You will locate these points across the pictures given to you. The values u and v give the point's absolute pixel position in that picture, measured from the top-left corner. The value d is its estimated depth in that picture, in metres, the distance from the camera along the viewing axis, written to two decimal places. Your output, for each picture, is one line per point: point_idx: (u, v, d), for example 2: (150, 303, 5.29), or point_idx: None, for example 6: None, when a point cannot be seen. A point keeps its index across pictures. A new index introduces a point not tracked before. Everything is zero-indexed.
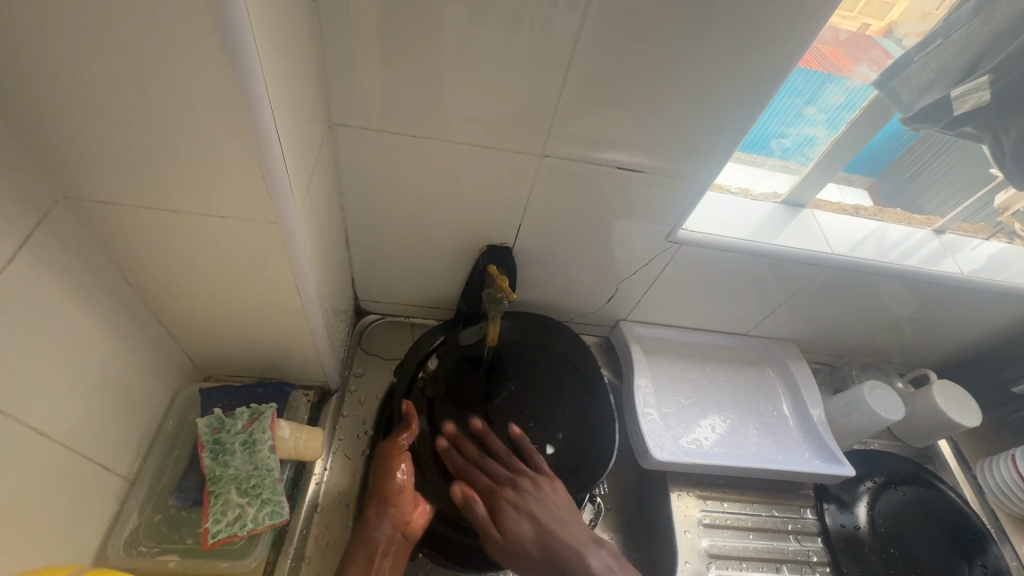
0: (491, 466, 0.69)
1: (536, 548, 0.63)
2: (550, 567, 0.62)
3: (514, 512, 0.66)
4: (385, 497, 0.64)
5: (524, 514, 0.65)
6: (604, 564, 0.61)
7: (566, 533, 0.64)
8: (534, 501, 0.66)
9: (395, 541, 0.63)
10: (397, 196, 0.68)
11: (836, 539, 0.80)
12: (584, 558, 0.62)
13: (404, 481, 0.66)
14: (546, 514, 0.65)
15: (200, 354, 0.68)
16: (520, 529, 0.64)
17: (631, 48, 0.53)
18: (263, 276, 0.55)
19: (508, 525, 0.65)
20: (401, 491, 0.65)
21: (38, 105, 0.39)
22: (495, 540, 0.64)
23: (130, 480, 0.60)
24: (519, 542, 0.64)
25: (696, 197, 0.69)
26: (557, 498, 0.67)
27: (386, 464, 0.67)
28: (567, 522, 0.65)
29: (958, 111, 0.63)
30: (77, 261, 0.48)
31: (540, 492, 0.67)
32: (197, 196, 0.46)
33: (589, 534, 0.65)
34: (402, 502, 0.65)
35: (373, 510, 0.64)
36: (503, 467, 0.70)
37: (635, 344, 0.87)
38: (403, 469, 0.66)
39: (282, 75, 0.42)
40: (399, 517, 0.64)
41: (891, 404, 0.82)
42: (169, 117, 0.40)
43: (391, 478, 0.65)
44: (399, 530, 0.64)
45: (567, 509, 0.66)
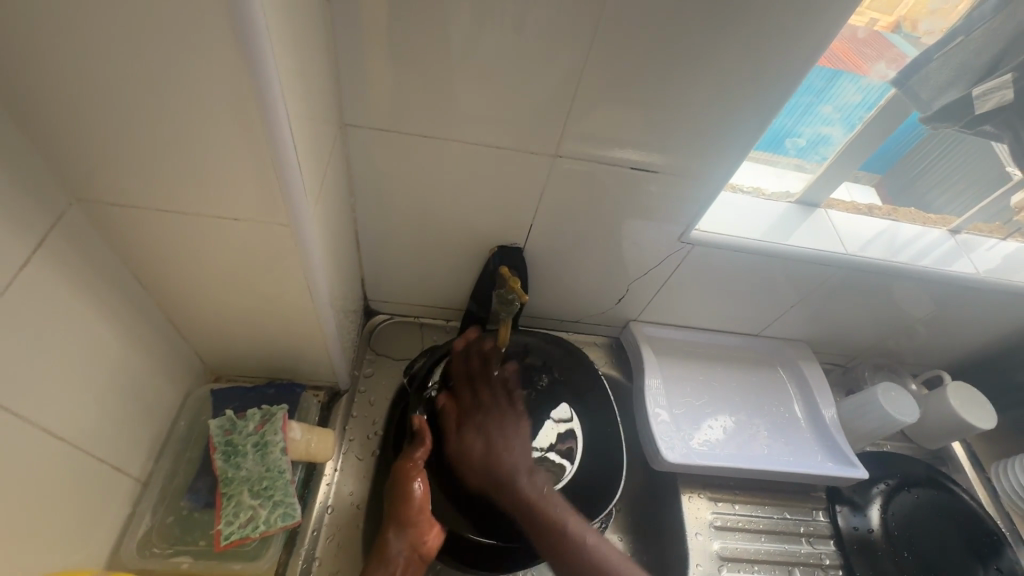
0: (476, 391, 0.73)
1: (481, 461, 0.68)
2: (487, 478, 0.67)
3: (474, 429, 0.70)
4: (404, 517, 0.63)
5: (482, 432, 0.70)
6: (530, 488, 0.66)
7: (511, 459, 0.68)
8: (496, 425, 0.71)
9: (413, 561, 0.63)
10: (408, 196, 0.68)
11: (848, 542, 0.80)
12: (518, 481, 0.66)
13: (421, 500, 0.64)
14: (501, 439, 0.70)
15: (211, 355, 0.68)
16: (473, 443, 0.69)
17: (646, 47, 0.53)
18: (274, 277, 0.55)
19: (465, 438, 0.70)
20: (420, 510, 0.64)
21: (51, 106, 0.38)
22: (449, 442, 0.69)
23: (143, 481, 0.60)
24: (464, 450, 0.69)
25: (710, 197, 0.68)
26: (516, 436, 0.71)
27: (401, 483, 0.65)
28: (515, 452, 0.69)
29: (981, 109, 0.64)
30: (90, 264, 0.48)
31: (504, 422, 0.72)
32: (208, 198, 0.46)
33: (529, 464, 0.69)
34: (420, 522, 0.64)
35: (392, 531, 0.63)
36: (487, 394, 0.73)
37: (646, 345, 0.87)
38: (418, 486, 0.64)
39: (295, 75, 0.41)
40: (416, 538, 0.63)
41: (905, 406, 0.81)
42: (182, 119, 0.40)
43: (410, 499, 0.64)
44: (417, 550, 0.63)
45: (520, 444, 0.70)
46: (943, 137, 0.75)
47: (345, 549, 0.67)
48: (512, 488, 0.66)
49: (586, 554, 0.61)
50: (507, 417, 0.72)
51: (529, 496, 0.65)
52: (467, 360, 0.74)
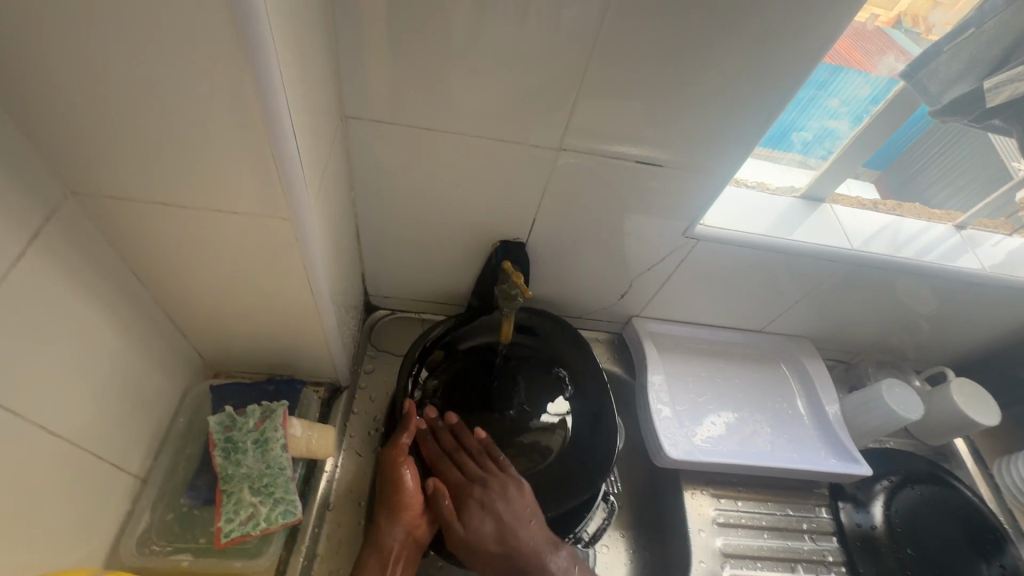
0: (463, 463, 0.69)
1: (496, 546, 0.64)
2: (508, 563, 0.64)
3: (479, 510, 0.65)
4: (396, 503, 0.64)
5: (488, 513, 0.65)
6: (557, 567, 0.63)
7: (527, 536, 0.64)
8: (501, 500, 0.66)
9: (408, 546, 0.63)
10: (410, 190, 0.67)
11: (851, 539, 0.80)
12: (542, 560, 0.63)
13: (412, 487, 0.65)
14: (510, 514, 0.65)
15: (210, 351, 0.67)
16: (482, 527, 0.64)
17: (653, 39, 0.52)
18: (273, 272, 0.54)
19: (472, 521, 0.65)
20: (412, 495, 0.65)
21: (45, 97, 0.37)
22: (457, 531, 0.65)
23: (142, 478, 0.60)
24: (475, 537, 0.64)
25: (716, 192, 0.67)
26: (524, 504, 0.66)
27: (390, 470, 0.65)
28: (528, 524, 0.65)
29: (992, 102, 0.62)
30: (86, 259, 0.47)
31: (508, 494, 0.66)
32: (206, 191, 0.45)
33: (546, 537, 0.65)
34: (412, 509, 0.64)
35: (384, 517, 0.63)
36: (475, 465, 0.69)
37: (648, 341, 0.86)
38: (409, 475, 0.65)
39: (295, 65, 0.40)
40: (410, 521, 0.64)
41: (910, 403, 0.81)
42: (179, 111, 0.39)
43: (401, 486, 0.65)
44: (410, 534, 0.63)
45: (530, 512, 0.66)
46: (946, 131, 0.73)
47: (346, 546, 0.67)
48: (539, 570, 0.62)
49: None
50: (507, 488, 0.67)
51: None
52: (439, 440, 0.72)
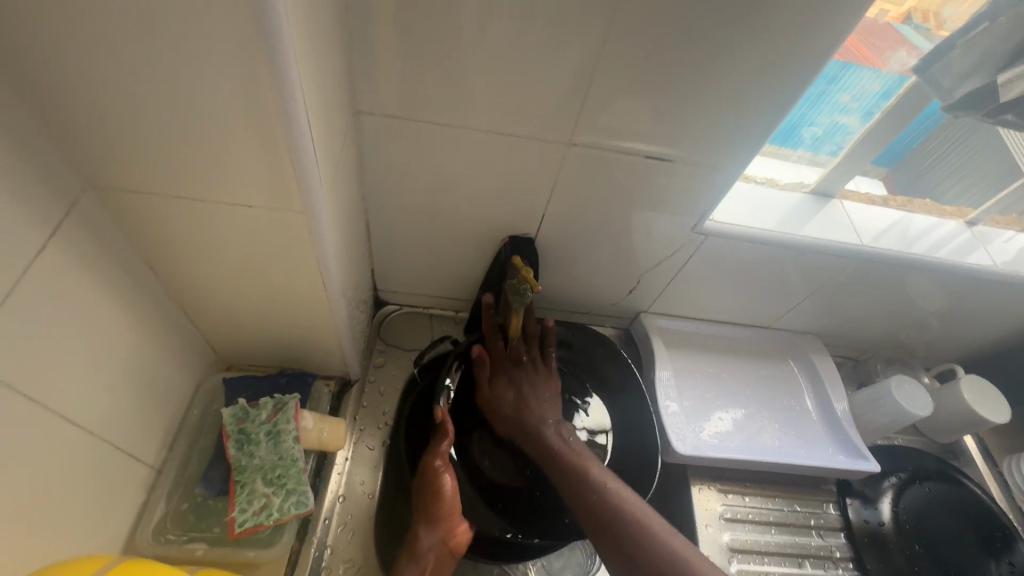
0: (509, 339, 0.76)
1: (510, 411, 0.72)
2: (516, 427, 0.71)
3: (507, 380, 0.73)
4: (433, 511, 0.61)
5: (514, 384, 0.73)
6: (554, 436, 0.69)
7: (539, 410, 0.72)
8: (528, 379, 0.74)
9: (444, 555, 0.61)
10: (420, 185, 0.67)
11: (859, 535, 0.80)
12: (545, 429, 0.70)
13: (451, 495, 0.62)
14: (531, 391, 0.73)
15: (223, 344, 0.68)
16: (504, 392, 0.72)
17: (664, 34, 0.52)
18: (286, 266, 0.55)
19: (496, 388, 0.73)
20: (451, 505, 0.62)
21: (67, 92, 0.38)
22: (483, 392, 0.73)
23: (157, 469, 0.60)
24: (495, 396, 0.72)
25: (725, 187, 0.67)
26: (547, 390, 0.74)
27: (429, 480, 0.62)
28: (544, 404, 0.73)
29: (1007, 96, 0.59)
30: (103, 251, 0.48)
31: (535, 378, 0.75)
32: (221, 185, 0.46)
33: (555, 415, 0.72)
34: (451, 516, 0.61)
35: (422, 527, 0.61)
36: (519, 346, 0.76)
37: (656, 337, 0.87)
38: (448, 480, 0.63)
39: (311, 61, 0.41)
40: (446, 532, 0.61)
41: (919, 400, 0.81)
42: (197, 104, 0.39)
43: (441, 496, 0.61)
44: (447, 543, 0.61)
45: (549, 397, 0.74)
46: (956, 126, 0.73)
47: (358, 537, 0.68)
48: (538, 434, 0.70)
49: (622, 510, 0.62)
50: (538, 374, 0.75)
51: (552, 443, 0.69)
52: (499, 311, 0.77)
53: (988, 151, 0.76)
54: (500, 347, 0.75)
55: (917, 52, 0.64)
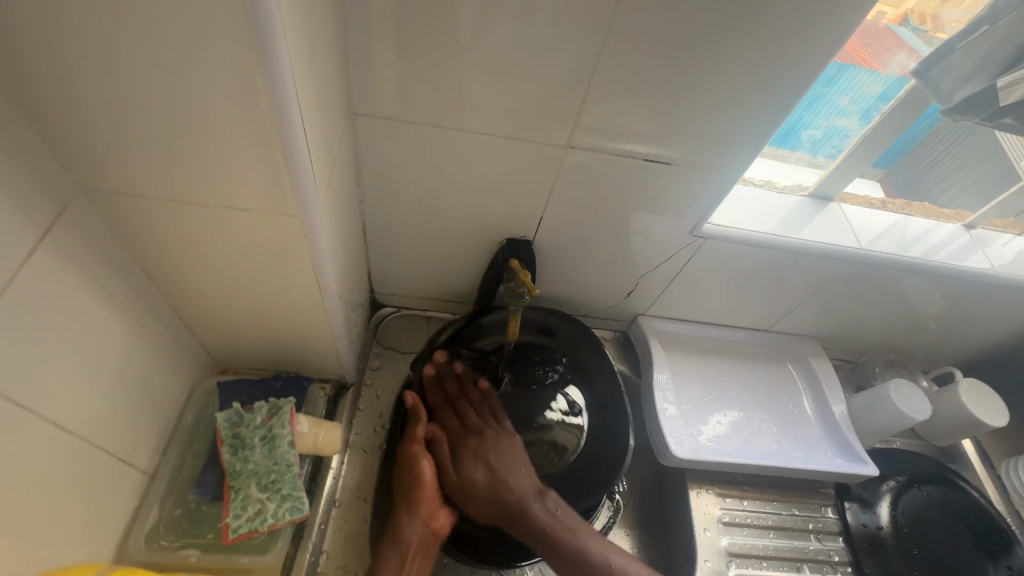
0: (460, 413, 0.74)
1: (487, 492, 0.68)
2: (497, 509, 0.67)
3: (472, 459, 0.70)
4: (415, 495, 0.65)
5: (481, 459, 0.70)
6: (541, 512, 0.66)
7: (516, 484, 0.68)
8: (494, 450, 0.70)
9: (427, 539, 0.64)
10: (417, 188, 0.67)
11: (858, 539, 0.79)
12: (528, 505, 0.66)
13: (429, 480, 0.66)
14: (501, 464, 0.69)
15: (219, 347, 0.68)
16: (474, 472, 0.69)
17: (664, 37, 0.51)
18: (282, 269, 0.54)
19: (465, 469, 0.70)
20: (431, 487, 0.66)
21: (58, 94, 0.38)
22: (450, 476, 0.69)
23: (150, 473, 0.60)
24: (468, 481, 0.69)
25: (724, 190, 0.67)
26: (513, 454, 0.70)
27: (409, 467, 0.67)
28: (519, 474, 0.69)
29: (1006, 101, 0.59)
30: (96, 255, 0.47)
31: (500, 445, 0.71)
32: (215, 189, 0.45)
33: (534, 485, 0.68)
34: (430, 501, 0.66)
35: (404, 512, 0.64)
36: (473, 416, 0.73)
37: (654, 339, 0.86)
38: (427, 466, 0.67)
39: (306, 63, 0.40)
40: (428, 516, 0.65)
41: (915, 403, 0.80)
42: (189, 107, 0.39)
43: (421, 481, 0.66)
44: (429, 527, 0.64)
45: (520, 464, 0.70)
46: (951, 130, 0.73)
47: (353, 542, 0.67)
48: (524, 514, 0.66)
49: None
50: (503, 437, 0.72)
51: (542, 522, 0.65)
52: (441, 385, 0.75)
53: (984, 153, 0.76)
54: (450, 423, 0.73)
55: (915, 56, 0.63)
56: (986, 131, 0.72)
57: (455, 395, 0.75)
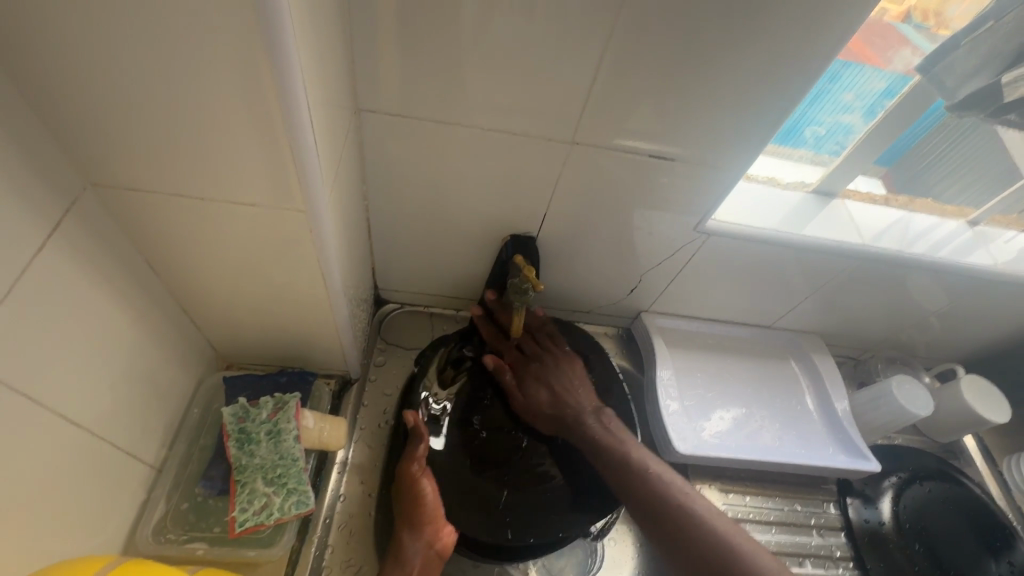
0: (521, 344, 0.79)
1: (549, 408, 0.74)
2: (557, 424, 0.73)
3: (535, 381, 0.75)
4: (416, 516, 0.63)
5: (542, 380, 0.75)
6: (596, 425, 0.72)
7: (575, 400, 0.75)
8: (553, 372, 0.76)
9: (430, 560, 0.62)
10: (421, 184, 0.67)
11: (859, 534, 0.80)
12: (585, 418, 0.73)
13: (433, 499, 0.64)
14: (560, 383, 0.76)
15: (224, 343, 0.68)
16: (537, 393, 0.74)
17: (671, 32, 0.51)
18: (287, 264, 0.54)
19: (527, 391, 0.75)
20: (434, 507, 0.64)
21: (67, 90, 0.38)
22: (515, 397, 0.74)
23: (157, 467, 0.60)
24: (534, 401, 0.74)
25: (728, 186, 0.67)
26: (571, 375, 0.77)
27: (409, 487, 0.65)
28: (577, 392, 0.76)
29: (1010, 97, 0.61)
30: (103, 250, 0.48)
31: (558, 368, 0.77)
32: (223, 183, 0.45)
33: (590, 403, 0.75)
34: (434, 520, 0.63)
35: (407, 532, 0.62)
36: (532, 346, 0.79)
37: (657, 336, 0.86)
38: (427, 486, 0.65)
39: (313, 58, 0.40)
40: (432, 536, 0.63)
41: (920, 400, 0.81)
42: (197, 101, 0.39)
43: (422, 500, 0.64)
44: (432, 547, 0.63)
45: (578, 384, 0.77)
46: (957, 126, 0.73)
47: (358, 536, 0.68)
48: (581, 428, 0.72)
49: (663, 484, 0.65)
50: (562, 362, 0.78)
51: (597, 432, 0.71)
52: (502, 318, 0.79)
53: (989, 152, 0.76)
54: (513, 348, 0.78)
55: (918, 53, 0.63)
56: (988, 127, 0.72)
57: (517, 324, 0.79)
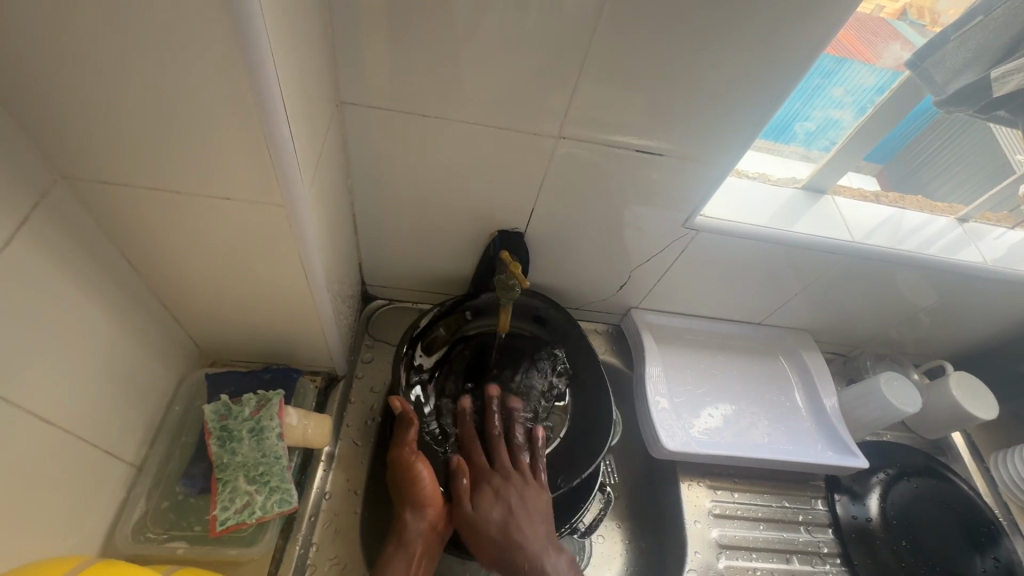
0: (494, 453, 0.71)
1: (498, 535, 0.63)
2: (502, 557, 0.63)
3: (492, 495, 0.66)
4: (416, 498, 0.64)
5: (500, 502, 0.66)
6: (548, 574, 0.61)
7: (530, 534, 0.64)
8: (517, 492, 0.67)
9: (432, 538, 0.64)
10: (406, 179, 0.66)
11: (847, 530, 0.80)
12: (544, 563, 0.62)
13: (429, 481, 0.65)
14: (522, 507, 0.65)
15: (206, 339, 0.67)
16: (491, 511, 0.65)
17: (656, 27, 0.51)
18: (267, 259, 0.53)
19: (483, 505, 0.66)
20: (432, 489, 0.65)
21: (32, 80, 0.37)
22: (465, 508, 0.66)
23: (137, 466, 0.60)
24: (483, 521, 0.65)
25: (717, 182, 0.66)
26: (536, 505, 0.66)
27: (405, 470, 0.64)
28: (534, 526, 0.64)
29: (999, 92, 0.61)
30: (77, 245, 0.47)
31: (523, 488, 0.67)
32: (198, 177, 0.44)
33: (549, 542, 0.64)
34: (434, 500, 0.65)
35: (409, 512, 0.64)
36: (504, 456, 0.70)
37: (647, 333, 0.86)
38: (423, 470, 0.65)
39: (289, 49, 0.40)
40: (432, 516, 0.65)
41: (910, 398, 0.81)
42: (168, 93, 0.38)
43: (419, 482, 0.64)
44: (433, 527, 0.65)
45: (540, 517, 0.65)
46: (950, 122, 0.72)
47: (344, 534, 0.67)
48: (536, 572, 0.61)
49: None
50: (529, 486, 0.68)
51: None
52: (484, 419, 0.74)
53: (979, 149, 0.76)
54: (478, 458, 0.70)
55: (909, 48, 0.62)
56: (984, 124, 0.72)
57: (491, 432, 0.72)
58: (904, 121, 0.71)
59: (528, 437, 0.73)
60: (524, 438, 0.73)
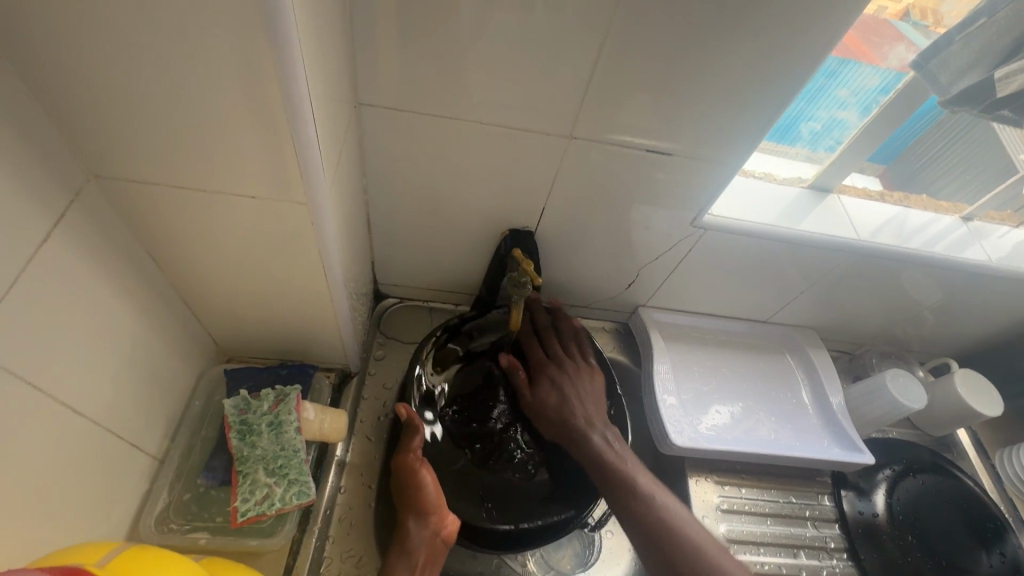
0: (547, 345, 0.79)
1: (555, 415, 0.73)
2: (561, 430, 0.72)
3: (548, 383, 0.75)
4: (420, 505, 0.64)
5: (554, 387, 0.75)
6: (600, 441, 0.70)
7: (583, 413, 0.73)
8: (571, 379, 0.76)
9: (436, 546, 0.64)
10: (420, 179, 0.68)
11: (853, 525, 0.81)
12: (590, 434, 0.71)
13: (433, 488, 0.65)
14: (575, 394, 0.74)
15: (225, 336, 0.68)
16: (548, 395, 0.74)
17: (668, 29, 0.52)
18: (288, 256, 0.55)
19: (539, 392, 0.75)
20: (436, 496, 0.64)
21: (71, 82, 0.38)
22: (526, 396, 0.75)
23: (159, 458, 0.61)
24: (542, 404, 0.74)
25: (726, 182, 0.67)
26: (589, 388, 0.75)
27: (409, 477, 0.65)
28: (588, 406, 0.74)
29: (1003, 92, 0.62)
30: (107, 242, 0.48)
31: (576, 375, 0.76)
32: (225, 176, 0.46)
33: (601, 419, 0.73)
34: (439, 508, 0.64)
35: (413, 520, 0.64)
36: (556, 347, 0.79)
37: (654, 330, 0.87)
38: (427, 477, 0.65)
39: (314, 52, 0.41)
40: (437, 524, 0.64)
41: (913, 394, 0.82)
42: (199, 94, 0.39)
43: (423, 489, 0.64)
44: (437, 534, 0.64)
45: (593, 397, 0.75)
46: (954, 122, 0.73)
47: (359, 527, 0.68)
48: (585, 442, 0.70)
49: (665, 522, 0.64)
50: (581, 373, 0.77)
51: (599, 451, 0.69)
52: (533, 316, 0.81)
53: (984, 149, 0.77)
54: (535, 350, 0.79)
55: (914, 48, 0.64)
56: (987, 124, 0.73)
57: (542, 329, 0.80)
58: (909, 121, 0.72)
59: (578, 330, 0.81)
60: (575, 329, 0.81)
